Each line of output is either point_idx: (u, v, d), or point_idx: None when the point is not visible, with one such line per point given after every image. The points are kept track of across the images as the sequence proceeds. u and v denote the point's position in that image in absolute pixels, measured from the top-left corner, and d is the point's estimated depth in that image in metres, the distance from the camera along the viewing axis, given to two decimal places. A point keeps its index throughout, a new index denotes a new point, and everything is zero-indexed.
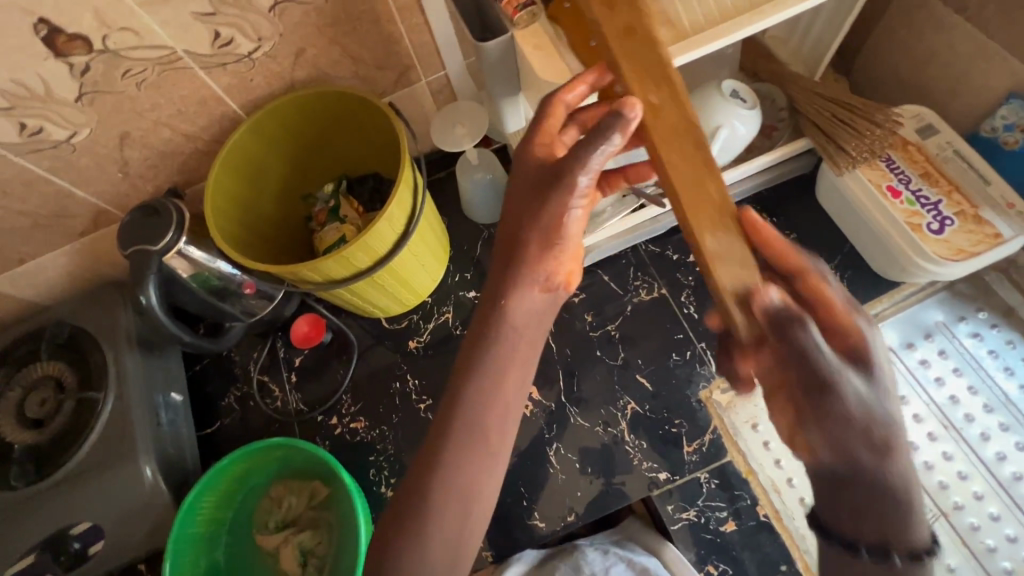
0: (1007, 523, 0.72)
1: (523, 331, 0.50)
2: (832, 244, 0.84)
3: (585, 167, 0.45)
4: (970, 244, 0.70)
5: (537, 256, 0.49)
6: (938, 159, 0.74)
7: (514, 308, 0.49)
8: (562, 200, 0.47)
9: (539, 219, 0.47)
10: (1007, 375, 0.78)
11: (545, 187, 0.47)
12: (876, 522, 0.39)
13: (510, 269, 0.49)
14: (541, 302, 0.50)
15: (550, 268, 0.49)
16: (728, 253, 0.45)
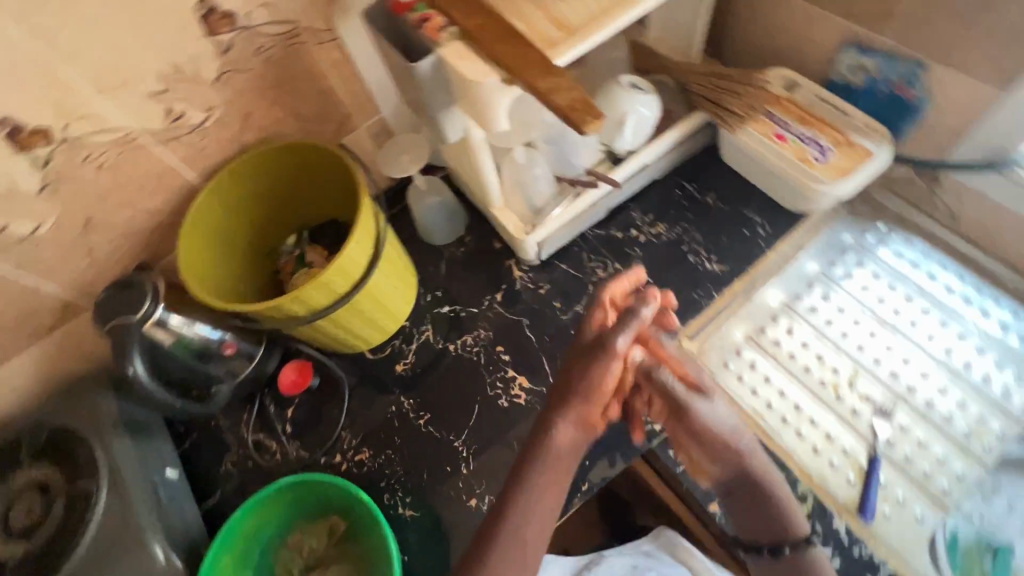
0: (952, 391, 0.83)
1: (550, 482, 0.60)
2: (746, 195, 0.97)
3: (624, 335, 0.63)
4: (849, 165, 0.84)
5: (572, 432, 0.61)
6: (807, 105, 0.89)
7: (535, 477, 0.59)
8: (591, 411, 0.62)
9: (588, 372, 0.62)
10: (913, 268, 0.91)
11: (594, 351, 0.63)
12: (763, 520, 0.69)
13: (548, 444, 0.60)
14: (557, 475, 0.60)
15: (576, 443, 0.61)
16: (559, 85, 0.55)
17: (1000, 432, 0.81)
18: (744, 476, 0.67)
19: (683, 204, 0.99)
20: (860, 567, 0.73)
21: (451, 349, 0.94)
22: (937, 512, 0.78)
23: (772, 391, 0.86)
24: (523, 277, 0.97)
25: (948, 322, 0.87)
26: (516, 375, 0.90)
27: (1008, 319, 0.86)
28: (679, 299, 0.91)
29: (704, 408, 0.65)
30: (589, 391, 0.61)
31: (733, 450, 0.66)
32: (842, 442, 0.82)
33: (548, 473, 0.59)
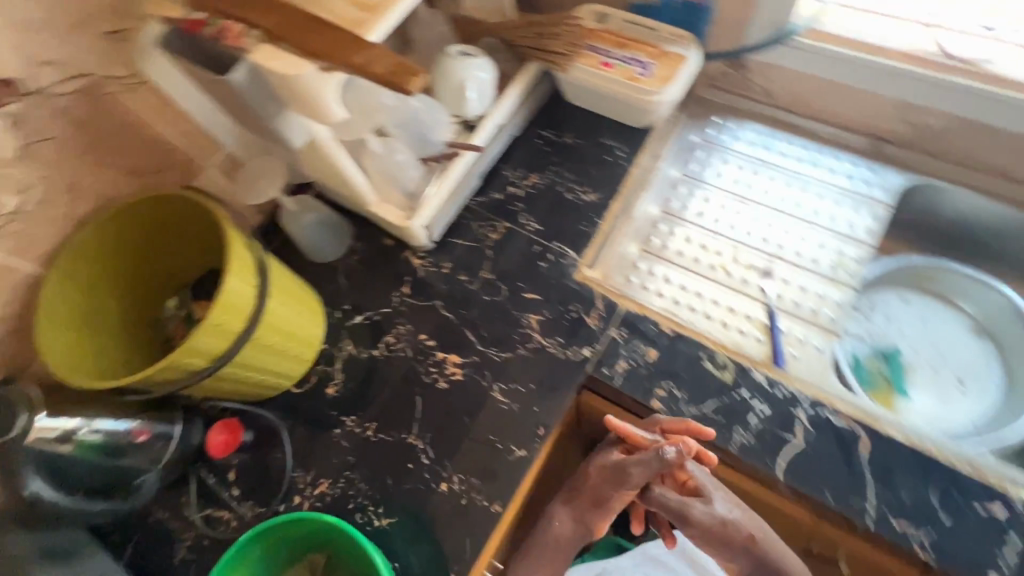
0: (808, 235, 0.96)
1: (556, 554, 0.83)
2: (598, 126, 1.05)
3: (635, 467, 0.79)
4: (670, 71, 0.93)
5: (570, 521, 0.83)
6: (622, 31, 0.97)
7: (538, 539, 0.84)
8: (602, 515, 0.83)
9: (597, 489, 0.83)
10: (750, 146, 1.05)
11: (614, 480, 0.82)
12: None
13: (548, 525, 0.84)
14: (551, 541, 0.83)
15: (587, 528, 0.83)
16: (375, 56, 0.56)
17: (855, 257, 0.94)
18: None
19: (547, 150, 1.05)
20: (786, 406, 0.79)
21: (377, 354, 0.93)
22: (830, 337, 0.89)
23: (676, 288, 0.94)
24: (424, 264, 0.99)
25: (790, 181, 1.01)
26: (445, 356, 0.91)
27: (833, 162, 1.01)
28: (569, 234, 0.97)
29: (701, 512, 0.79)
30: (579, 488, 0.85)
31: (738, 539, 0.78)
32: (743, 309, 0.91)
33: (553, 551, 0.82)
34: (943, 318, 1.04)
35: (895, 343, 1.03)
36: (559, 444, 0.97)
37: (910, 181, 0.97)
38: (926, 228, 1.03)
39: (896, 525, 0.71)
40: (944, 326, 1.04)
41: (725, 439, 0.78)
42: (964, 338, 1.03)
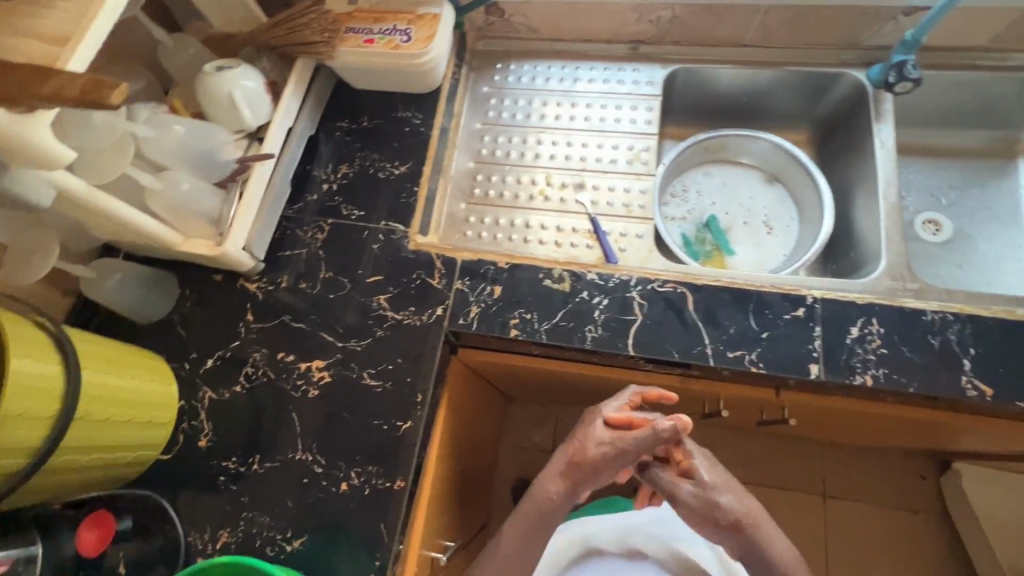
0: (604, 141, 1.06)
1: (535, 535, 0.84)
2: (390, 103, 1.07)
3: (632, 440, 0.79)
4: (429, 31, 0.97)
5: (558, 499, 0.83)
6: (376, 6, 1.00)
7: (508, 532, 0.84)
8: (594, 479, 0.83)
9: (592, 458, 0.81)
10: (536, 81, 1.13)
11: (614, 452, 0.80)
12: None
13: (528, 508, 0.84)
14: (530, 521, 0.83)
15: (569, 503, 0.84)
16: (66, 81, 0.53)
17: (645, 147, 1.04)
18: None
19: (350, 139, 1.05)
20: (620, 293, 0.87)
21: (240, 389, 0.90)
22: (644, 222, 1.00)
23: (507, 227, 1.02)
24: (261, 286, 0.96)
25: (576, 102, 1.10)
26: (309, 365, 0.90)
27: (607, 74, 1.11)
28: (392, 210, 0.99)
29: (687, 490, 0.83)
30: (581, 466, 0.82)
31: (724, 522, 0.81)
32: (567, 223, 1.01)
33: (535, 530, 0.83)
34: (744, 179, 1.20)
35: (710, 213, 1.18)
36: (462, 405, 1.00)
37: (670, 71, 1.10)
38: (698, 107, 1.18)
39: (729, 354, 0.82)
40: (747, 185, 1.20)
41: (578, 338, 0.85)
42: (763, 189, 1.19)
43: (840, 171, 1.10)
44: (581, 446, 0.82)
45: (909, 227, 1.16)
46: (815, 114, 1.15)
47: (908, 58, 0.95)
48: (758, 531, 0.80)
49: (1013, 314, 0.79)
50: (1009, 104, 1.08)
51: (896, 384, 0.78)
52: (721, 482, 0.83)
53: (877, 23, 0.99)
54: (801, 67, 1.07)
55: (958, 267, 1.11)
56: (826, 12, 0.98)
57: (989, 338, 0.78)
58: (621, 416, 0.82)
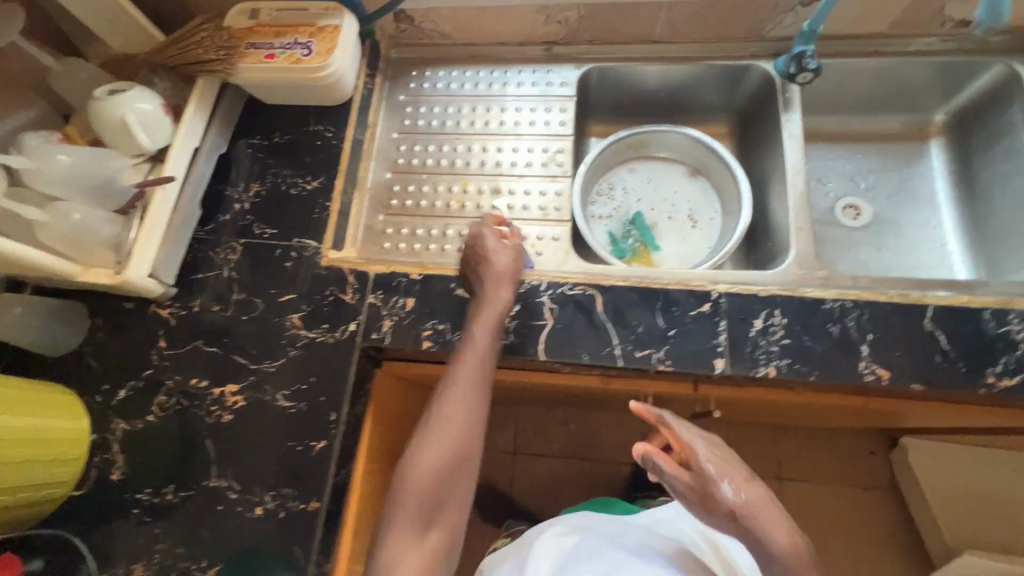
0: (519, 145, 1.06)
1: (473, 394, 0.80)
2: (301, 117, 1.05)
3: (510, 257, 0.86)
4: (330, 44, 0.96)
5: (488, 341, 0.82)
6: (276, 20, 0.98)
7: (450, 398, 0.80)
8: (501, 292, 0.84)
9: (499, 290, 0.84)
10: (452, 87, 1.12)
11: (513, 277, 0.85)
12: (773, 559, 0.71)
13: (466, 367, 0.81)
14: (472, 378, 0.81)
15: (495, 340, 0.83)
16: None
17: (560, 149, 1.04)
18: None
19: (261, 156, 1.04)
20: (531, 299, 0.88)
21: (153, 419, 0.88)
22: (561, 224, 1.00)
23: (424, 237, 1.01)
24: (174, 311, 0.95)
25: (491, 106, 1.10)
26: (223, 390, 0.89)
27: (522, 76, 1.11)
28: (304, 227, 0.97)
29: (692, 482, 0.77)
30: (494, 275, 0.84)
31: (722, 510, 0.74)
32: None
33: (476, 386, 0.81)
34: (668, 173, 1.21)
35: (636, 209, 1.19)
36: (392, 417, 1.00)
37: (583, 71, 1.10)
38: (618, 104, 1.19)
39: (637, 353, 0.83)
40: (671, 179, 1.20)
41: None
42: (687, 182, 1.20)
43: (757, 162, 1.12)
44: (477, 250, 0.87)
45: (830, 213, 1.17)
46: (732, 105, 1.16)
47: (807, 49, 0.96)
48: (757, 527, 0.72)
49: (907, 298, 0.81)
50: (915, 87, 1.11)
51: (798, 375, 0.79)
52: (728, 476, 0.76)
53: (777, 15, 0.99)
54: (711, 61, 1.08)
55: (877, 250, 1.13)
56: (727, 7, 0.99)
57: (885, 323, 0.80)
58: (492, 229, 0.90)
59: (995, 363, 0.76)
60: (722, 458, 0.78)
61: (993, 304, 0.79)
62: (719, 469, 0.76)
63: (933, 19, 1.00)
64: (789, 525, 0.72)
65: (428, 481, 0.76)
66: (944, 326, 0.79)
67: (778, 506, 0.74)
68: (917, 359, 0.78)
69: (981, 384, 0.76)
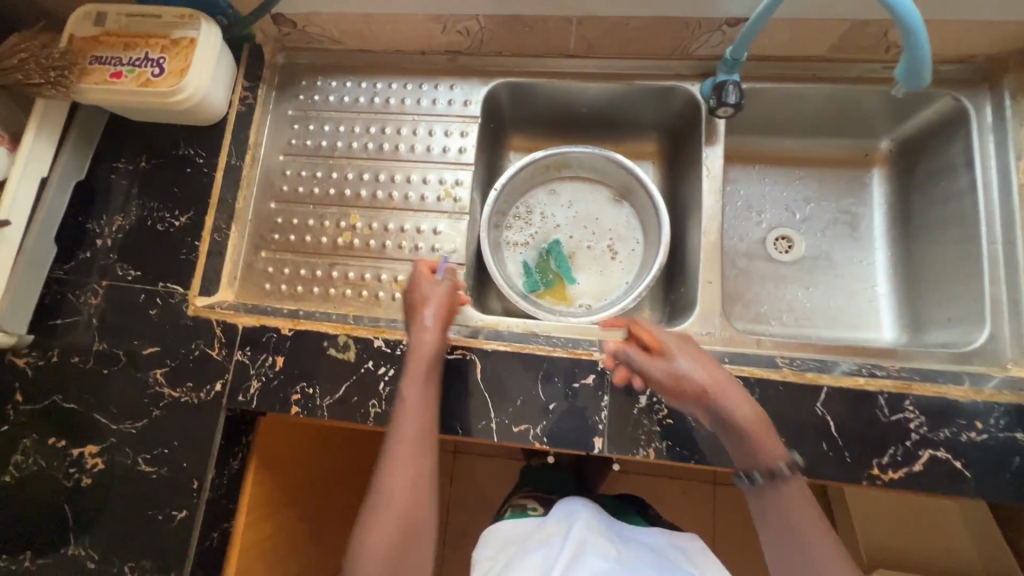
0: (414, 175, 0.96)
1: (422, 439, 0.70)
2: (169, 138, 0.93)
3: (439, 295, 0.80)
4: (185, 61, 0.84)
5: (418, 387, 0.73)
6: (123, 29, 0.85)
7: (400, 441, 0.69)
8: (428, 336, 0.76)
9: (427, 335, 0.76)
10: (345, 100, 1.00)
11: (444, 318, 0.78)
12: (757, 450, 0.63)
13: (405, 412, 0.71)
14: (416, 427, 0.70)
15: (432, 382, 0.75)
16: None
17: (459, 180, 0.95)
18: (777, 538, 0.60)
19: (125, 183, 0.93)
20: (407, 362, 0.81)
21: (9, 479, 0.83)
22: (454, 267, 0.92)
23: (309, 279, 0.93)
24: (30, 361, 0.87)
25: (388, 126, 0.98)
26: (81, 451, 0.83)
27: (422, 90, 0.98)
28: (171, 270, 0.89)
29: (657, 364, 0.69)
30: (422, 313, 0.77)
31: (687, 388, 0.66)
32: (373, 272, 0.93)
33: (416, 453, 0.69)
34: (590, 197, 1.11)
35: (554, 237, 1.10)
36: (290, 465, 0.97)
37: (491, 87, 0.98)
38: (538, 118, 1.07)
39: (515, 429, 0.78)
40: (593, 205, 1.11)
41: (361, 415, 0.80)
42: (610, 208, 1.11)
43: (680, 194, 1.02)
44: (419, 293, 0.80)
45: (760, 245, 1.09)
46: (661, 122, 1.04)
47: (729, 79, 0.85)
48: (724, 401, 0.64)
49: (801, 377, 0.75)
50: (857, 113, 1.00)
51: (678, 458, 0.75)
52: (705, 370, 0.66)
53: (702, 34, 0.87)
54: (633, 80, 0.96)
55: (806, 288, 1.06)
56: (646, 23, 0.87)
57: (773, 406, 0.75)
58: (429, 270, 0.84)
59: (882, 453, 0.72)
60: (701, 355, 0.69)
61: (890, 387, 0.74)
62: (702, 368, 0.67)
63: (877, 44, 0.88)
64: (791, 470, 0.62)
65: (382, 562, 0.62)
66: (835, 410, 0.74)
67: (779, 444, 0.63)
68: (803, 446, 0.73)
69: (865, 475, 0.72)
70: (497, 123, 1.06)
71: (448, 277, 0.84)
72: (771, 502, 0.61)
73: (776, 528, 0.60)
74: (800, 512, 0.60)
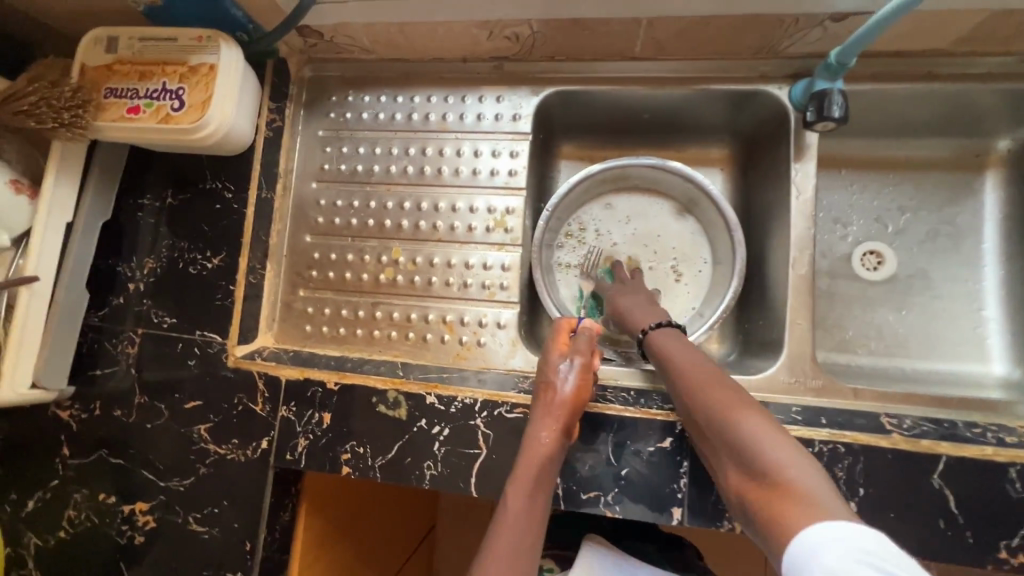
0: (460, 202, 0.87)
1: (519, 560, 0.62)
2: (194, 169, 0.86)
3: (568, 376, 0.71)
4: (206, 91, 0.75)
5: (525, 498, 0.66)
6: (138, 55, 0.76)
7: (495, 557, 0.62)
8: (546, 432, 0.68)
9: (544, 428, 0.68)
10: (380, 118, 0.90)
11: (573, 407, 0.69)
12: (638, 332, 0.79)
13: (506, 525, 0.64)
14: (514, 544, 0.63)
15: (541, 495, 0.67)
16: None
17: (509, 208, 0.86)
18: (690, 411, 0.62)
19: (153, 221, 0.86)
20: (462, 421, 0.74)
21: (64, 535, 0.83)
22: (507, 306, 0.85)
23: (352, 319, 0.87)
24: (73, 413, 0.84)
25: (428, 146, 0.89)
26: (132, 508, 0.81)
27: (465, 105, 0.88)
28: (207, 317, 0.83)
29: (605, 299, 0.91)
30: (548, 403, 0.69)
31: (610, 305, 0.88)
32: (419, 312, 0.86)
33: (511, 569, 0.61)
34: (650, 212, 0.99)
35: (608, 258, 0.98)
36: (353, 494, 0.94)
37: (541, 98, 0.87)
38: (592, 126, 0.95)
39: (583, 495, 0.72)
40: (654, 219, 0.99)
41: (415, 478, 0.74)
42: (673, 224, 0.98)
43: (756, 212, 0.90)
44: (549, 374, 0.72)
45: (844, 262, 0.96)
46: (735, 127, 0.91)
47: (832, 87, 0.72)
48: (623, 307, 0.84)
49: (915, 444, 0.66)
50: (972, 111, 0.86)
51: None
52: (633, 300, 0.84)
53: (799, 31, 0.73)
54: (707, 85, 0.83)
55: (897, 312, 0.94)
56: (729, 23, 0.73)
57: (881, 477, 0.66)
58: (563, 344, 0.76)
59: (1011, 534, 0.63)
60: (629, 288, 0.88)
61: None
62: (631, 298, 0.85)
63: (1016, 34, 0.73)
64: (697, 357, 0.67)
65: None
66: (955, 484, 0.64)
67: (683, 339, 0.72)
68: (915, 523, 0.65)
69: (989, 558, 0.63)
70: (546, 133, 0.94)
71: (584, 352, 0.74)
72: (680, 380, 0.65)
73: (685, 398, 0.63)
74: (702, 377, 0.63)
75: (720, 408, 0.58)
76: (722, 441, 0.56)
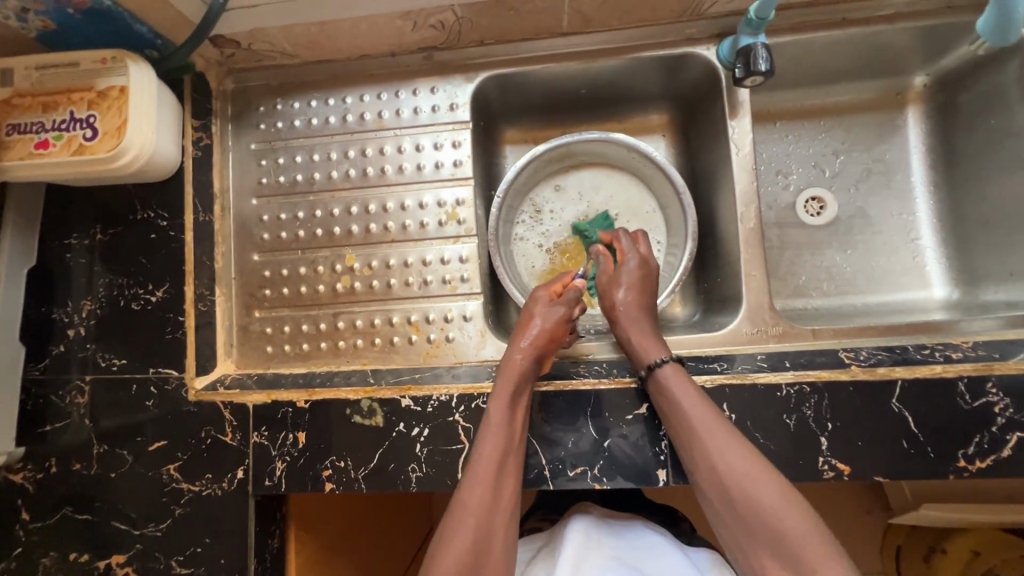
0: (408, 200, 0.85)
1: (503, 463, 0.66)
2: (121, 200, 0.81)
3: (546, 311, 0.77)
4: (120, 115, 0.71)
5: (507, 408, 0.69)
6: (38, 85, 0.71)
7: (480, 459, 0.66)
8: (520, 357, 0.72)
9: (521, 355, 0.72)
10: (315, 124, 0.87)
11: (548, 338, 0.75)
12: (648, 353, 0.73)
13: (488, 436, 0.67)
14: (498, 448, 0.67)
15: (521, 409, 0.70)
16: None
17: (459, 200, 0.85)
18: (708, 474, 0.63)
19: (83, 259, 0.81)
20: (441, 418, 0.74)
21: None
22: (471, 298, 0.84)
23: (315, 334, 0.85)
24: (28, 475, 0.79)
25: (368, 146, 0.86)
26: (109, 563, 0.77)
27: (400, 100, 0.86)
28: (159, 353, 0.79)
29: (619, 274, 0.80)
30: (528, 334, 0.74)
31: (628, 296, 0.78)
32: (383, 316, 0.84)
33: (498, 475, 0.65)
34: (600, 186, 0.99)
35: (562, 237, 0.98)
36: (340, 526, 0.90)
37: (478, 83, 0.86)
38: (531, 106, 0.94)
39: (570, 473, 0.72)
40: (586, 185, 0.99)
41: (401, 482, 0.73)
42: (622, 195, 0.98)
43: (701, 173, 0.92)
44: (530, 313, 0.77)
45: (790, 210, 0.99)
46: (672, 93, 0.92)
47: (757, 41, 0.74)
48: (639, 319, 0.77)
49: (873, 374, 0.69)
50: (888, 51, 0.90)
51: None
52: (631, 297, 0.78)
53: None
54: (637, 53, 0.84)
55: (843, 252, 0.97)
56: None
57: (847, 409, 0.69)
58: (553, 292, 0.80)
59: (967, 444, 0.67)
60: (637, 278, 0.79)
61: (969, 371, 0.68)
62: (631, 293, 0.78)
63: None
64: (706, 406, 0.66)
65: None
66: (913, 405, 0.68)
67: (684, 373, 0.69)
68: (881, 448, 0.68)
69: (951, 468, 0.67)
70: (487, 120, 0.93)
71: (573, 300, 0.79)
72: (694, 440, 0.65)
73: (686, 439, 0.66)
74: (723, 448, 0.63)
75: (723, 466, 0.62)
76: (748, 520, 0.60)
